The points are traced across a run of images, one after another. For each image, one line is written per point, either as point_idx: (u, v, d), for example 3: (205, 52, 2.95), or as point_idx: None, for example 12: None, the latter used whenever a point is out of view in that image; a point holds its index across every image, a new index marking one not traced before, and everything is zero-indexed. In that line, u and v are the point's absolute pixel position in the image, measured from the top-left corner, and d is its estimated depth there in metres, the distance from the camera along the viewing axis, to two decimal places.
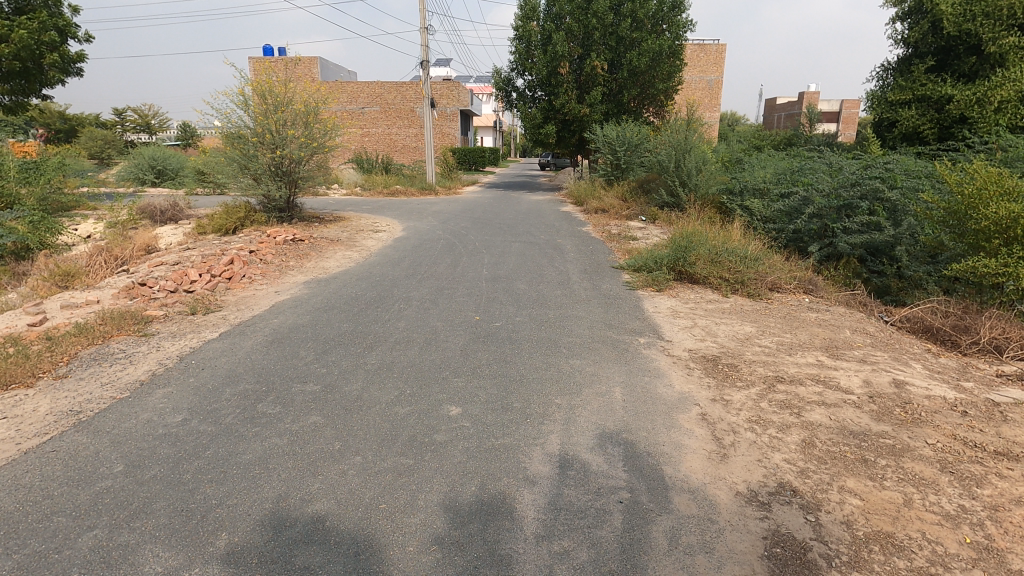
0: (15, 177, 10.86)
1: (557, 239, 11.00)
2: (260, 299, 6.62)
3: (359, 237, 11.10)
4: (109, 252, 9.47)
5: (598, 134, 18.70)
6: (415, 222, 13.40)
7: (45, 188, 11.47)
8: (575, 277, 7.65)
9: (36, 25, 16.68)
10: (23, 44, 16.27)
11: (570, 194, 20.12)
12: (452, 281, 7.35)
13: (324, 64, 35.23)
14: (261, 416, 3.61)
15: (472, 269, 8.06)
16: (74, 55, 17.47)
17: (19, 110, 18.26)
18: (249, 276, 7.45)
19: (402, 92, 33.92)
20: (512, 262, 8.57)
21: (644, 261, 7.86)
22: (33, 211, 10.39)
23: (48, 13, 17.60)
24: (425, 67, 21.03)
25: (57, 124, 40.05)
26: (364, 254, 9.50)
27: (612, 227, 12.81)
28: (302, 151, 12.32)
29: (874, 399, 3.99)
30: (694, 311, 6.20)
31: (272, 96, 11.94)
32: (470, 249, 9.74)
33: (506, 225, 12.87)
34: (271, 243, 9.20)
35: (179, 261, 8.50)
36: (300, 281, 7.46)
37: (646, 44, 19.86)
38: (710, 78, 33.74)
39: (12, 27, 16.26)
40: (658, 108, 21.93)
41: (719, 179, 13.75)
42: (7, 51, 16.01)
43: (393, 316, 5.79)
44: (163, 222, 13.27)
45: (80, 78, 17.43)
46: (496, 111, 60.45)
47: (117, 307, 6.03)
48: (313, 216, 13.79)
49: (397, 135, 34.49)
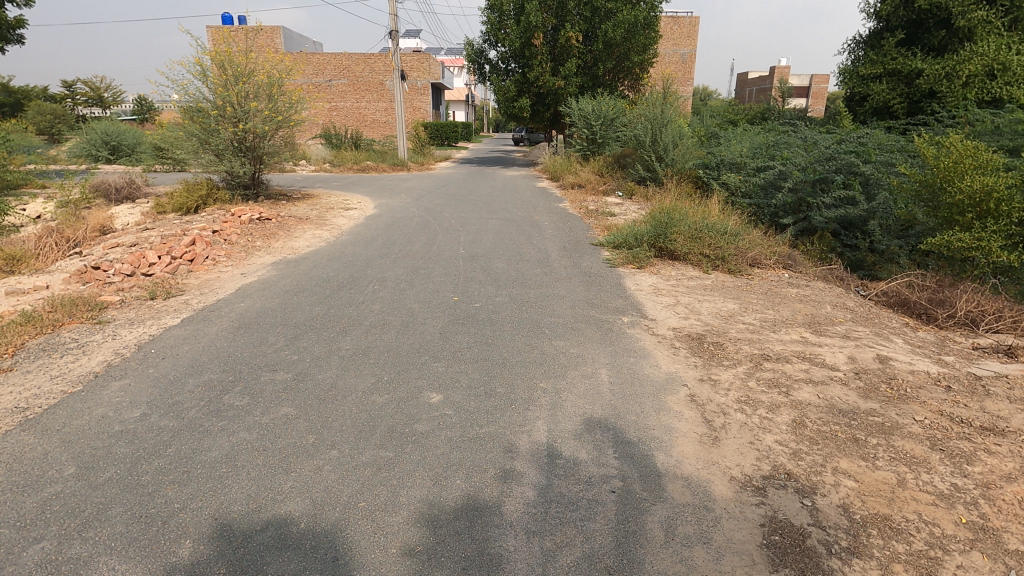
0: None
1: (534, 216, 10.80)
2: (225, 282, 6.28)
3: (330, 215, 10.71)
4: (59, 233, 8.91)
5: (574, 108, 18.38)
6: (387, 199, 13.02)
7: None
8: (554, 255, 7.48)
9: None
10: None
11: (545, 170, 19.82)
12: (428, 260, 7.10)
13: (287, 34, 33.81)
14: (228, 409, 3.36)
15: (448, 247, 7.84)
16: (12, 20, 16.25)
17: None
18: (212, 257, 7.05)
19: (370, 64, 32.84)
20: (489, 240, 8.35)
21: (624, 238, 7.75)
22: None
23: None
24: (394, 37, 20.27)
25: (1, 97, 37.77)
26: (335, 232, 9.15)
27: (590, 203, 12.66)
28: (266, 126, 11.75)
29: (859, 375, 3.96)
30: (676, 288, 6.11)
31: (233, 66, 11.35)
32: (445, 226, 9.47)
33: (481, 201, 12.58)
34: (235, 222, 8.79)
35: (136, 242, 8.04)
36: (268, 262, 7.11)
37: (621, 15, 19.48)
38: (683, 52, 33.53)
39: None
40: (633, 81, 21.65)
41: (695, 154, 13.66)
42: None
43: (367, 298, 5.54)
44: (118, 200, 12.59)
45: (21, 45, 16.28)
46: (469, 86, 59.26)
47: (69, 293, 5.63)
48: (280, 193, 13.25)
49: (366, 109, 33.50)
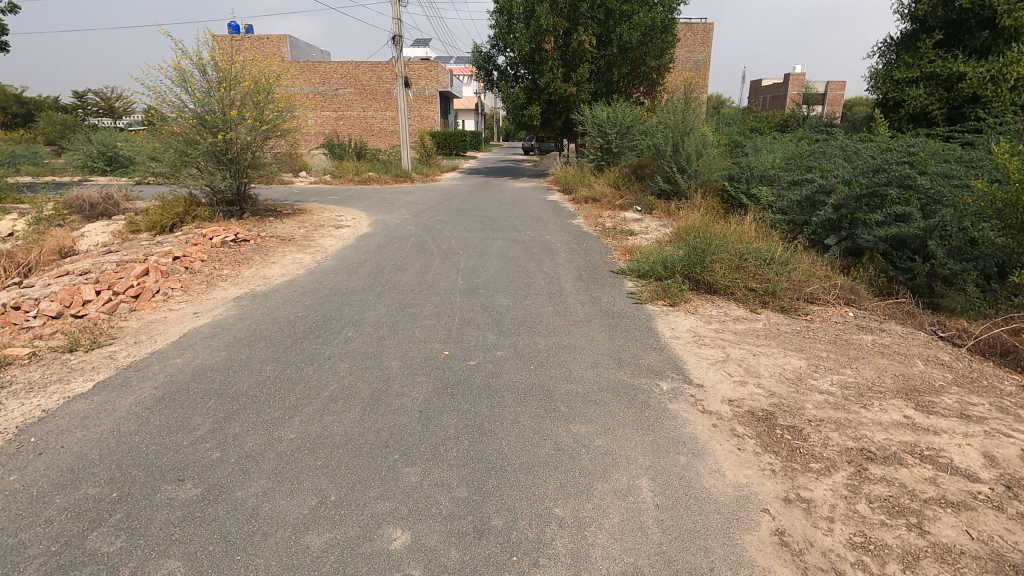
0: None
1: (544, 235, 9.65)
2: (170, 326, 5.18)
3: (317, 234, 9.64)
4: (9, 257, 7.94)
5: (587, 116, 17.25)
6: (384, 215, 11.97)
7: None
8: (568, 287, 6.33)
9: None
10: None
11: (556, 181, 18.70)
12: (419, 295, 5.97)
13: (294, 42, 33.22)
14: (84, 566, 2.23)
15: (444, 277, 6.70)
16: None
17: None
18: (164, 291, 5.95)
19: (377, 73, 32.04)
20: (493, 267, 7.20)
21: (650, 266, 6.60)
22: None
23: None
24: (398, 42, 19.33)
25: (13, 108, 38.18)
26: (318, 256, 8.06)
27: (606, 219, 11.51)
28: (251, 136, 10.72)
29: (1014, 492, 2.74)
30: (722, 336, 4.92)
31: (215, 72, 10.40)
32: (444, 249, 8.35)
33: (487, 217, 11.48)
34: (204, 246, 7.74)
35: (87, 270, 7.00)
36: (230, 297, 6.02)
37: (637, 17, 18.41)
38: (697, 58, 32.41)
39: None
40: (649, 87, 20.50)
41: (721, 165, 12.47)
42: None
43: (335, 352, 4.39)
44: (94, 217, 11.63)
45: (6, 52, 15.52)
46: (478, 96, 58.61)
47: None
48: (269, 209, 12.23)
49: (373, 118, 32.70)
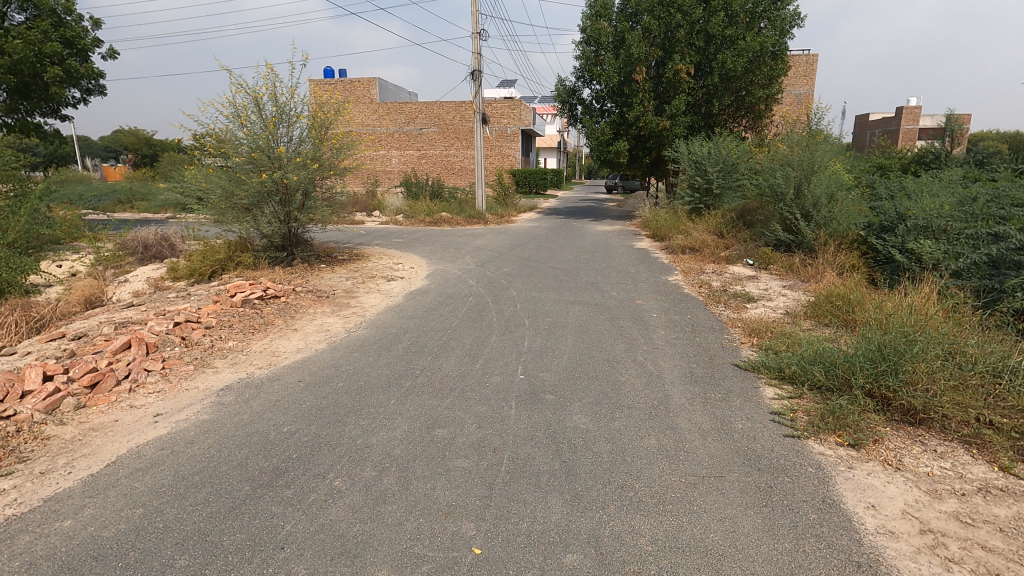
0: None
1: (634, 298, 7.65)
2: (109, 441, 3.69)
3: (362, 289, 8.26)
4: (27, 312, 7.17)
5: (682, 152, 15.16)
6: (445, 263, 10.50)
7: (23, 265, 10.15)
8: (678, 396, 4.30)
9: (37, 34, 13.47)
10: (46, 40, 13.85)
11: (644, 225, 16.61)
12: (460, 401, 4.17)
13: (383, 83, 33.84)
14: None
15: (499, 368, 4.88)
16: (78, 69, 14.54)
17: (23, 129, 15.11)
18: (135, 376, 4.56)
19: (461, 112, 31.72)
20: (567, 352, 5.31)
21: (805, 369, 4.43)
22: None
23: (55, 22, 14.34)
24: (477, 77, 18.37)
25: (143, 149, 42.51)
26: (352, 321, 6.56)
27: (710, 276, 9.35)
28: (306, 176, 9.69)
29: None
30: (980, 539, 2.68)
31: (270, 105, 9.55)
32: (506, 317, 6.58)
33: (563, 270, 9.66)
34: (222, 308, 6.48)
35: (82, 333, 5.89)
36: (215, 389, 4.52)
37: (743, 42, 16.30)
38: (798, 92, 29.37)
39: (6, 36, 13.12)
40: (754, 121, 18.11)
41: (860, 211, 9.90)
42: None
43: (297, 535, 2.64)
44: (149, 260, 11.11)
45: (79, 88, 15.22)
46: (561, 134, 58.12)
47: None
48: (325, 254, 11.18)
49: (455, 157, 32.36)
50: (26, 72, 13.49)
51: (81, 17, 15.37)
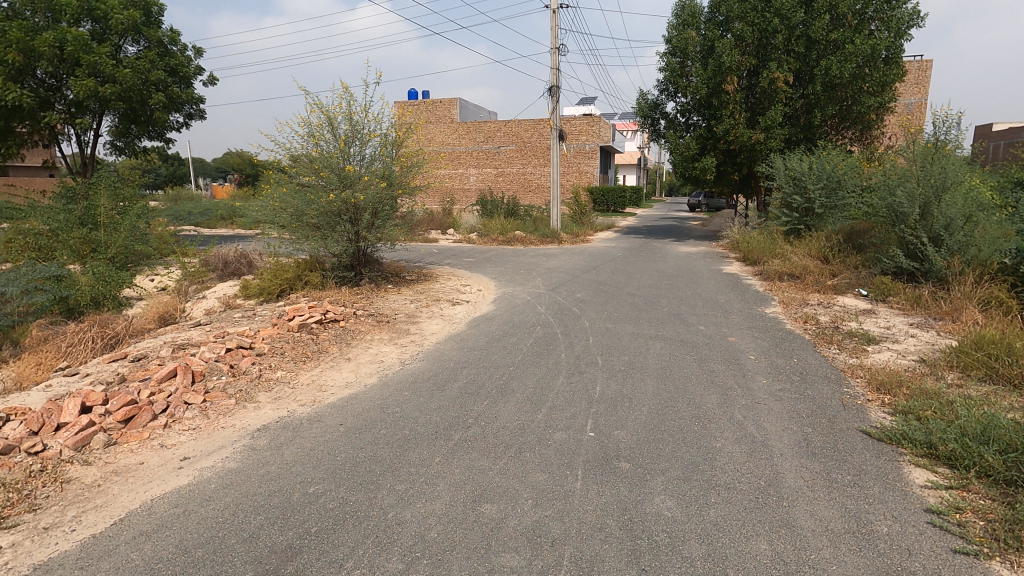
0: (94, 273, 10.35)
1: (726, 335, 6.63)
2: (125, 489, 3.32)
3: (425, 313, 7.82)
4: (103, 328, 7.33)
5: (778, 168, 13.78)
6: (514, 287, 9.90)
7: (117, 279, 10.70)
8: (792, 477, 3.36)
9: (144, 64, 14.52)
10: (153, 69, 14.93)
11: (733, 247, 15.24)
12: (514, 465, 3.47)
13: (464, 103, 34.36)
14: None
15: (564, 421, 4.13)
16: (178, 94, 15.52)
17: (132, 151, 16.32)
18: (171, 411, 4.25)
19: (540, 129, 31.45)
20: (647, 403, 4.46)
21: (974, 451, 3.32)
22: (68, 296, 9.64)
23: (161, 52, 15.45)
24: (554, 93, 17.89)
25: (247, 170, 45.85)
26: (408, 351, 6.07)
27: (816, 309, 8.10)
28: (375, 195, 9.48)
29: None
30: None
31: (343, 124, 9.48)
32: (576, 354, 5.83)
33: (642, 298, 8.76)
34: (279, 333, 6.22)
35: (141, 355, 5.79)
36: (250, 430, 4.11)
37: (851, 46, 14.69)
38: (910, 101, 26.53)
39: (118, 66, 14.20)
40: (862, 132, 16.27)
41: (1007, 235, 8.26)
42: (110, 92, 13.87)
43: None
44: (229, 277, 11.40)
45: (180, 113, 16.25)
46: (642, 151, 56.62)
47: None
48: (393, 274, 10.94)
49: (532, 174, 32.04)
50: (135, 99, 14.55)
51: (186, 47, 16.53)
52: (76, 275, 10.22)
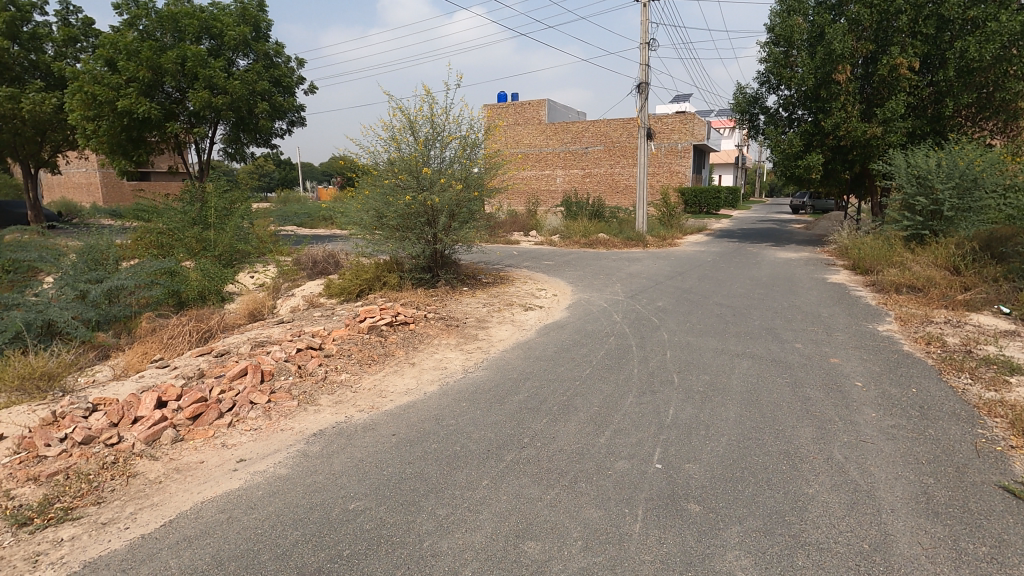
0: (202, 270, 11.25)
1: (828, 355, 5.84)
2: (181, 488, 3.38)
3: (495, 318, 7.64)
4: (199, 322, 7.86)
5: (897, 165, 12.24)
6: (591, 292, 9.49)
7: (221, 276, 11.55)
8: (905, 542, 2.75)
9: (251, 76, 15.69)
10: (259, 80, 16.10)
11: (841, 254, 13.75)
12: (566, 497, 3.14)
13: (553, 104, 34.15)
14: None
15: (628, 449, 3.73)
16: (281, 103, 16.61)
17: (241, 157, 17.69)
18: (235, 410, 4.35)
19: (629, 129, 30.53)
20: (726, 433, 3.94)
21: None
22: (178, 290, 10.54)
23: (267, 65, 16.64)
24: (643, 90, 17.16)
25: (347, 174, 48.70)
26: (473, 358, 5.90)
27: (942, 328, 6.97)
28: (452, 197, 9.47)
29: None
30: None
31: (424, 127, 9.56)
32: (650, 370, 5.37)
33: (731, 309, 8.03)
34: (349, 334, 6.29)
35: (223, 351, 6.08)
36: (306, 434, 4.10)
37: (995, 23, 12.74)
38: None
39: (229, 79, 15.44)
40: (1005, 122, 14.09)
41: None
42: (222, 103, 15.10)
43: None
44: (317, 276, 11.95)
45: (282, 121, 17.40)
46: (740, 149, 53.43)
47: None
48: (470, 276, 10.91)
49: (619, 175, 31.17)
50: (243, 109, 15.74)
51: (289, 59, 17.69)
52: (186, 271, 11.16)
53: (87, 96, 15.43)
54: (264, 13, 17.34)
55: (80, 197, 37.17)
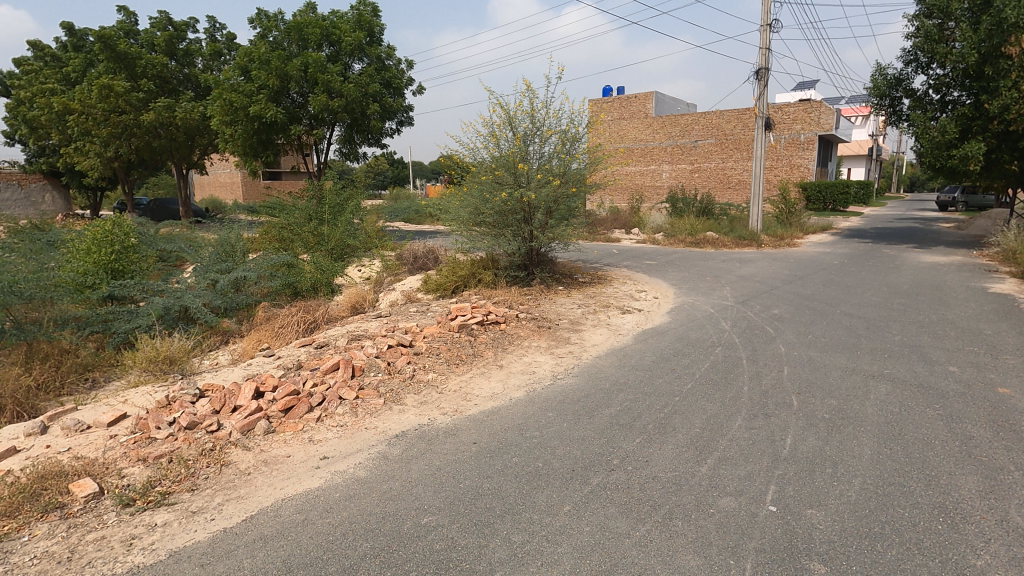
0: (314, 263, 11.97)
1: (993, 383, 4.81)
2: (265, 482, 3.43)
3: (589, 320, 7.26)
4: (306, 314, 8.28)
5: None
6: (695, 296, 8.77)
7: (330, 269, 12.22)
8: None
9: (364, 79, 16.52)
10: (371, 83, 16.91)
11: (1006, 258, 11.65)
12: (656, 536, 2.74)
13: (660, 96, 32.71)
14: None
15: (734, 483, 3.23)
16: (390, 104, 17.31)
17: (354, 157, 18.70)
18: (324, 405, 4.40)
19: (744, 120, 28.41)
20: (858, 474, 3.29)
21: None
22: (293, 281, 11.28)
23: (379, 68, 17.41)
24: (762, 76, 15.74)
25: None
26: (563, 363, 5.59)
27: None
28: (549, 194, 9.20)
29: None
30: None
31: (522, 122, 9.37)
32: (762, 388, 4.73)
33: (863, 320, 6.98)
34: (439, 332, 6.24)
35: (322, 343, 6.29)
36: (388, 435, 4.03)
37: None
38: None
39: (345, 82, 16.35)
40: None
41: None
42: (337, 105, 16.03)
43: None
44: (417, 271, 12.25)
45: (392, 121, 18.14)
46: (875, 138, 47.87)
47: (68, 457, 3.67)
48: (565, 275, 10.58)
49: (732, 170, 29.12)
50: (356, 110, 16.61)
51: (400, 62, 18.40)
52: (301, 264, 11.92)
53: (225, 103, 17.09)
54: (378, 18, 18.17)
55: (224, 195, 41.70)
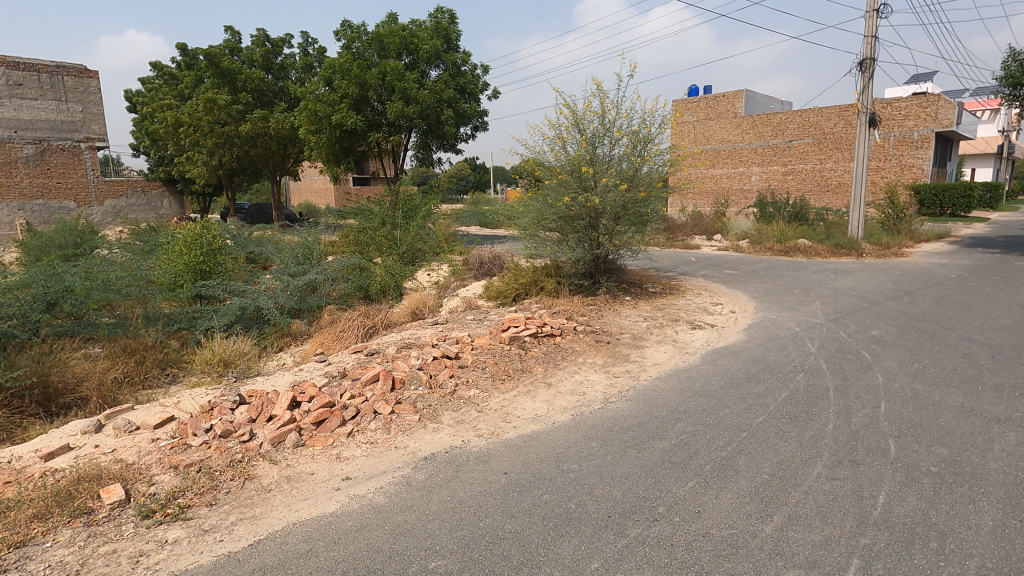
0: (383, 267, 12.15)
1: None
2: (282, 501, 3.28)
3: (654, 336, 6.68)
4: (365, 318, 8.32)
5: None
6: (778, 311, 7.89)
7: (399, 273, 12.35)
8: None
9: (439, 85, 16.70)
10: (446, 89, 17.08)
11: None
12: None
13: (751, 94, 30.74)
14: None
15: (806, 552, 2.64)
16: (464, 109, 17.39)
17: (429, 162, 18.98)
18: (356, 419, 4.24)
19: (846, 117, 25.99)
20: (974, 554, 2.59)
21: None
22: (362, 284, 11.50)
23: (454, 73, 17.56)
24: (867, 67, 14.17)
25: None
26: (618, 384, 5.10)
27: None
28: (616, 199, 8.67)
29: None
30: None
31: (590, 124, 8.91)
32: (851, 428, 4.00)
33: (986, 348, 5.88)
34: (489, 344, 5.95)
35: (372, 351, 6.20)
36: (416, 457, 3.78)
37: None
38: None
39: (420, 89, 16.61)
40: None
41: None
42: (413, 111, 16.32)
43: None
44: (483, 276, 12.09)
45: (466, 126, 18.24)
46: (1007, 134, 42.25)
47: (109, 460, 3.73)
48: (634, 284, 9.96)
49: (831, 171, 26.74)
50: (431, 116, 16.82)
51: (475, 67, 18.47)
52: (371, 267, 12.14)
53: (311, 113, 17.94)
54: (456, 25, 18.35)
55: (318, 200, 44.22)
